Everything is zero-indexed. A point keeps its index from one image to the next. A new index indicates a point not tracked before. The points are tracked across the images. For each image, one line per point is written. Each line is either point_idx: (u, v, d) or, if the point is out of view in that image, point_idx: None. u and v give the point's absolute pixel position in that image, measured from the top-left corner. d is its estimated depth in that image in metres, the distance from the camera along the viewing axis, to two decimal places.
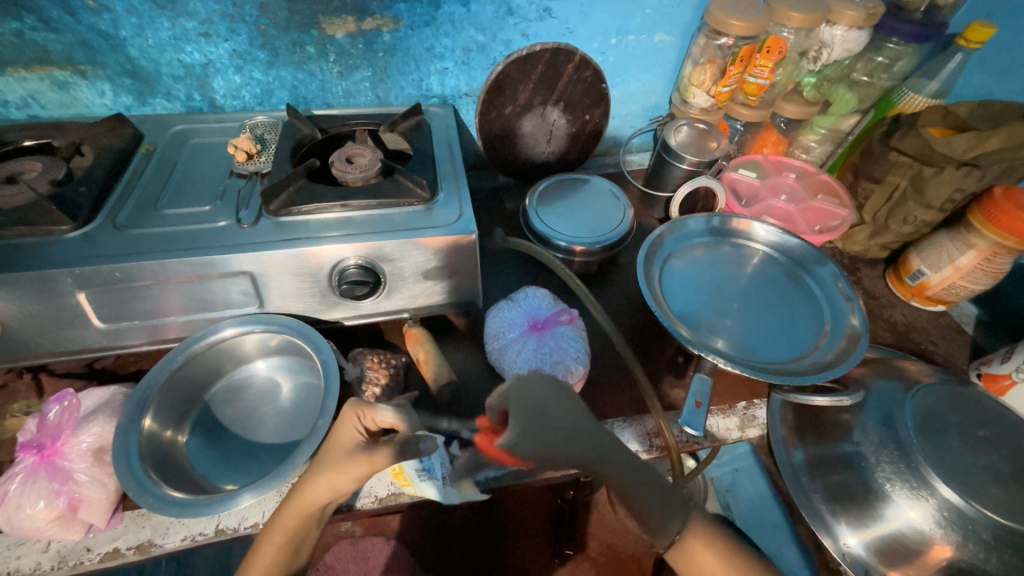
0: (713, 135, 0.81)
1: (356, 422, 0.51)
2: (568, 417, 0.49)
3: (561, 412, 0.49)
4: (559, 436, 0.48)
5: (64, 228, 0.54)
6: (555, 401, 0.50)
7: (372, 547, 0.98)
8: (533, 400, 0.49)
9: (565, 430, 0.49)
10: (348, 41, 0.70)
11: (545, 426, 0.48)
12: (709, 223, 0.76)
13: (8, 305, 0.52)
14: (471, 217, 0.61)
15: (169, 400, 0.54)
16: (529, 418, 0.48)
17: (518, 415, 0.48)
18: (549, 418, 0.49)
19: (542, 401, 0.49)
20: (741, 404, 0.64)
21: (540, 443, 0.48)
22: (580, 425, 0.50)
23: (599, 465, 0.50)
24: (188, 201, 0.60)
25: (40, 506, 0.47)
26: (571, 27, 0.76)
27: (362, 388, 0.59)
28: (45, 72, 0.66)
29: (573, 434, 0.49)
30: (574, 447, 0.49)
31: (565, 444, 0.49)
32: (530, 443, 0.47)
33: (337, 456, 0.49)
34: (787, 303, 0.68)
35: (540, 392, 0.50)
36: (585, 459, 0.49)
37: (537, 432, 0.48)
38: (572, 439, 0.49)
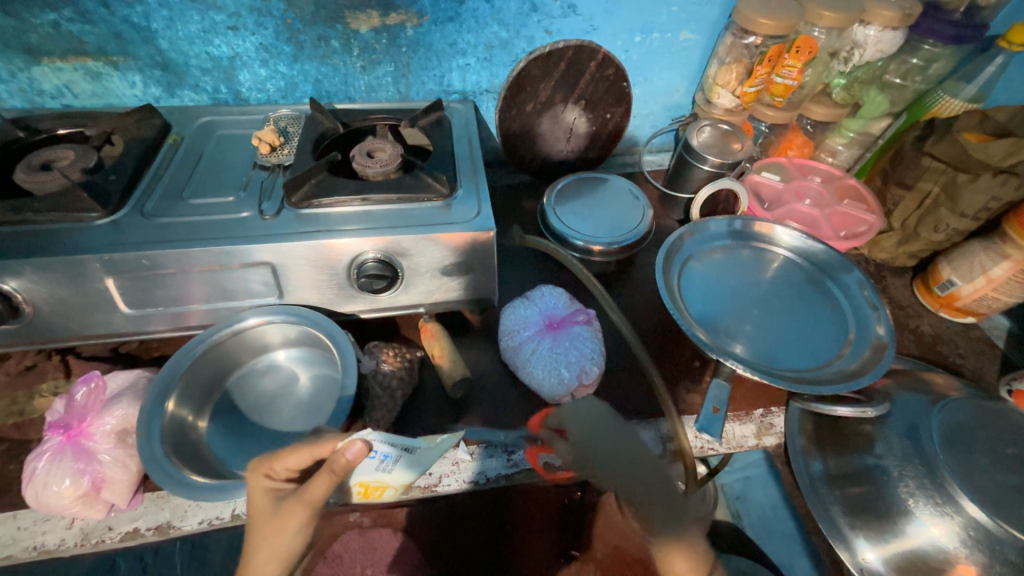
0: (737, 136, 0.80)
1: (266, 481, 0.46)
2: (623, 436, 0.55)
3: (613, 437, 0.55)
4: (614, 456, 0.54)
5: (95, 215, 0.56)
6: (613, 423, 0.56)
7: (379, 539, 0.98)
8: (592, 420, 0.56)
9: (619, 450, 0.54)
10: (372, 36, 0.71)
11: (599, 443, 0.54)
12: (731, 225, 0.74)
13: (39, 289, 0.53)
14: (489, 214, 0.61)
15: (193, 384, 0.56)
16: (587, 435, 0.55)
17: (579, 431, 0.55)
18: (604, 435, 0.55)
19: (599, 421, 0.56)
20: (758, 411, 0.62)
21: (598, 457, 0.54)
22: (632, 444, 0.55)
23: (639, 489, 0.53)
24: (212, 192, 0.61)
25: (66, 484, 0.48)
26: (595, 24, 0.75)
27: (377, 381, 0.59)
28: (79, 62, 0.67)
29: (625, 454, 0.54)
30: (626, 467, 0.54)
31: (619, 464, 0.54)
32: (589, 456, 0.54)
33: (266, 523, 0.46)
34: (809, 311, 0.67)
35: (598, 411, 0.57)
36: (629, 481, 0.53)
37: (597, 445, 0.54)
38: (623, 457, 0.54)
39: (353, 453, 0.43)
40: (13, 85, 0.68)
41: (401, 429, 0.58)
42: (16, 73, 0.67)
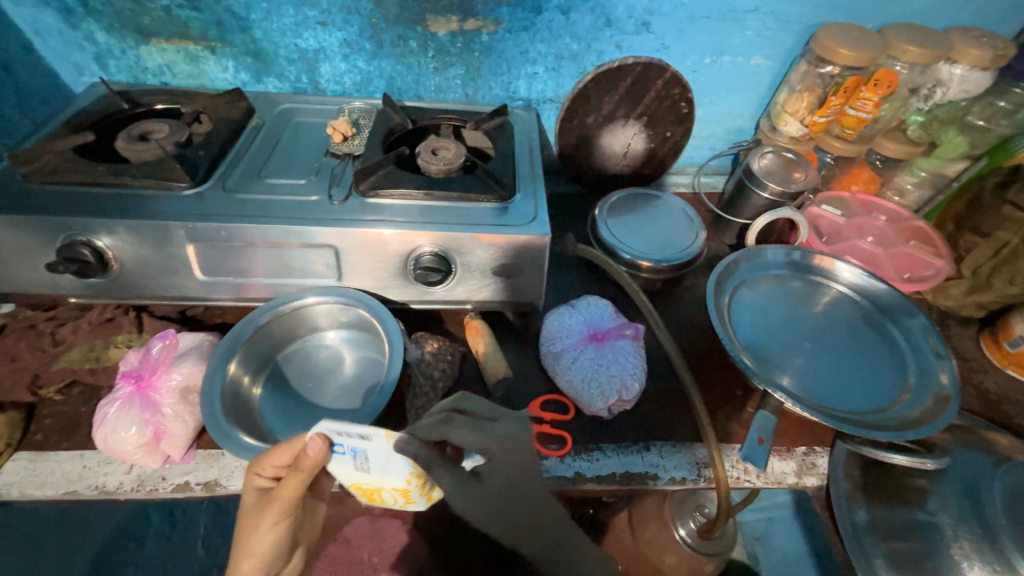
0: (800, 165, 0.78)
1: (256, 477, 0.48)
2: (531, 483, 0.52)
3: (508, 505, 0.52)
4: (518, 510, 0.52)
5: (182, 186, 0.60)
6: (523, 464, 0.51)
7: (389, 529, 0.99)
8: (500, 462, 0.51)
9: (524, 503, 0.52)
10: (448, 39, 0.74)
11: (508, 495, 0.52)
12: (789, 256, 0.73)
13: (127, 248, 0.57)
14: (545, 219, 0.63)
15: (252, 352, 0.59)
16: (492, 480, 0.51)
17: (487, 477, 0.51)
18: (507, 481, 0.51)
19: (506, 466, 0.51)
20: (799, 449, 0.60)
21: (499, 513, 0.52)
22: (541, 494, 0.52)
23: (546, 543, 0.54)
24: (287, 174, 0.65)
25: (132, 432, 0.52)
26: (667, 43, 0.75)
27: (422, 368, 0.61)
28: (182, 45, 0.73)
29: (528, 505, 0.52)
30: (530, 520, 0.53)
31: (521, 516, 0.53)
32: (486, 507, 0.52)
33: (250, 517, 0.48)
34: (866, 352, 0.64)
35: (503, 447, 0.50)
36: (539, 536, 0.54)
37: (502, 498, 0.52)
38: (531, 511, 0.53)
39: (312, 449, 0.42)
40: (122, 62, 0.74)
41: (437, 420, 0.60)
42: (127, 51, 0.73)
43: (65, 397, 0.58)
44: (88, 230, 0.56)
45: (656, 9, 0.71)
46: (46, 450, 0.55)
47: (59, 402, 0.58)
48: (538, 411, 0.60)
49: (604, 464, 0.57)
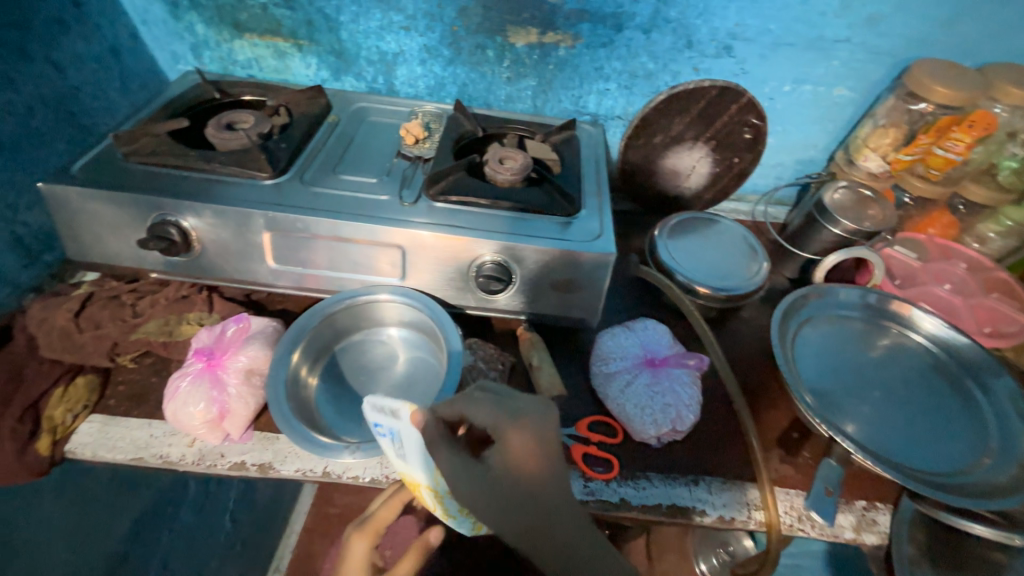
0: (877, 203, 0.75)
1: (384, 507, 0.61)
2: (558, 478, 0.44)
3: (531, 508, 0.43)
4: (531, 512, 0.43)
5: (264, 176, 0.62)
6: (546, 455, 0.43)
7: None
8: (518, 447, 0.43)
9: (542, 505, 0.43)
10: (525, 51, 0.74)
11: (522, 490, 0.43)
12: (863, 298, 0.69)
13: (209, 231, 0.60)
14: (610, 238, 0.62)
15: (314, 343, 0.61)
16: (506, 471, 0.43)
17: (499, 464, 0.43)
18: (521, 473, 0.43)
19: (524, 454, 0.43)
20: (860, 503, 0.56)
21: (512, 516, 0.43)
22: (561, 493, 0.44)
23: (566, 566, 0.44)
24: (360, 172, 0.67)
25: (200, 407, 0.54)
26: (747, 68, 0.74)
27: (472, 376, 0.61)
28: (272, 41, 0.76)
29: (546, 507, 0.44)
30: (545, 526, 0.44)
31: (536, 522, 0.43)
32: (497, 503, 0.42)
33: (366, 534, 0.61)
34: (942, 409, 0.60)
35: (523, 429, 0.43)
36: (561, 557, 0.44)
37: (516, 496, 0.43)
38: (548, 516, 0.44)
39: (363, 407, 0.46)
40: (216, 53, 0.79)
41: None
42: (221, 44, 0.77)
43: (138, 365, 0.62)
44: (177, 211, 0.58)
45: (740, 33, 0.70)
46: (117, 415, 0.58)
47: (132, 370, 0.62)
48: (585, 431, 0.59)
49: (651, 493, 0.56)
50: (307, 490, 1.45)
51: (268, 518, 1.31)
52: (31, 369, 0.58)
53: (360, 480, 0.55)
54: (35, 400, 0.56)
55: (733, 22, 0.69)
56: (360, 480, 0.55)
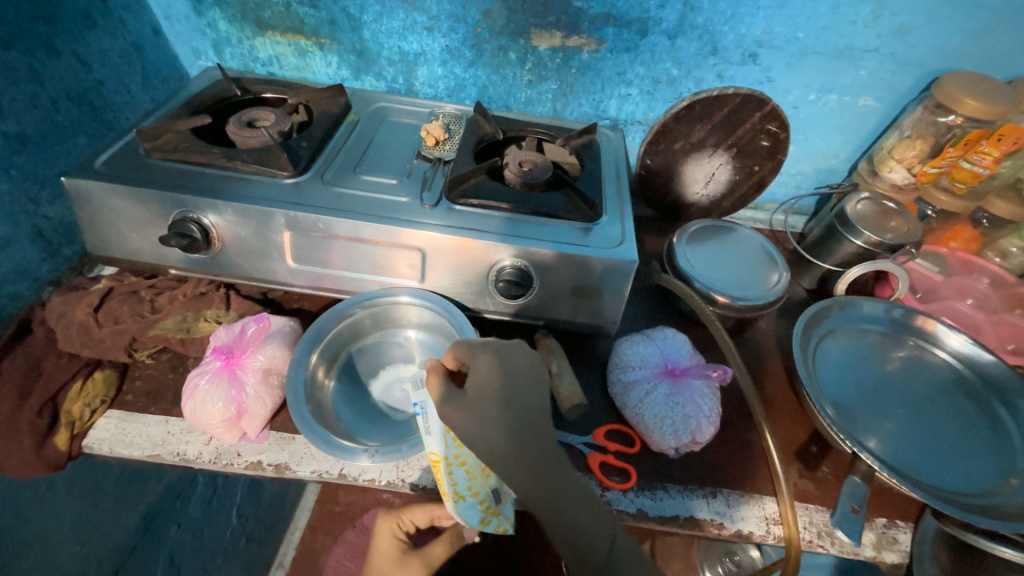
0: (900, 215, 0.73)
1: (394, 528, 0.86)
2: (535, 407, 0.45)
3: (499, 431, 0.43)
4: (502, 435, 0.43)
5: (284, 174, 0.62)
6: (519, 382, 0.46)
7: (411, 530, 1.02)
8: (492, 370, 0.45)
9: (513, 429, 0.43)
10: (548, 54, 0.74)
11: (494, 412, 0.44)
12: (888, 312, 0.69)
13: (229, 228, 0.60)
14: (632, 245, 0.61)
15: (332, 345, 0.61)
16: (478, 395, 0.45)
17: (473, 385, 0.45)
18: (497, 395, 0.44)
19: (497, 377, 0.45)
20: (880, 520, 0.56)
21: (482, 434, 0.43)
22: (536, 420, 0.44)
23: (535, 496, 0.43)
24: (381, 173, 0.67)
25: (218, 406, 0.54)
26: (772, 75, 0.73)
27: None
28: (294, 39, 0.76)
29: (516, 432, 0.43)
30: (519, 454, 0.43)
31: (506, 446, 0.43)
32: (469, 422, 0.44)
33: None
34: (968, 427, 0.60)
35: (501, 360, 0.46)
36: (530, 485, 0.43)
37: (486, 416, 0.44)
38: (519, 444, 0.43)
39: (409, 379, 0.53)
40: (237, 50, 0.78)
41: None
42: (243, 41, 0.77)
43: (156, 362, 0.62)
44: (198, 208, 0.58)
45: (767, 41, 0.70)
46: (135, 411, 0.58)
47: (150, 366, 0.62)
48: (602, 440, 0.59)
49: (668, 505, 0.55)
50: (312, 489, 1.45)
51: (273, 514, 1.32)
52: (51, 362, 0.59)
53: (375, 483, 0.55)
54: (54, 394, 0.56)
55: (761, 29, 0.69)
56: (376, 483, 0.55)
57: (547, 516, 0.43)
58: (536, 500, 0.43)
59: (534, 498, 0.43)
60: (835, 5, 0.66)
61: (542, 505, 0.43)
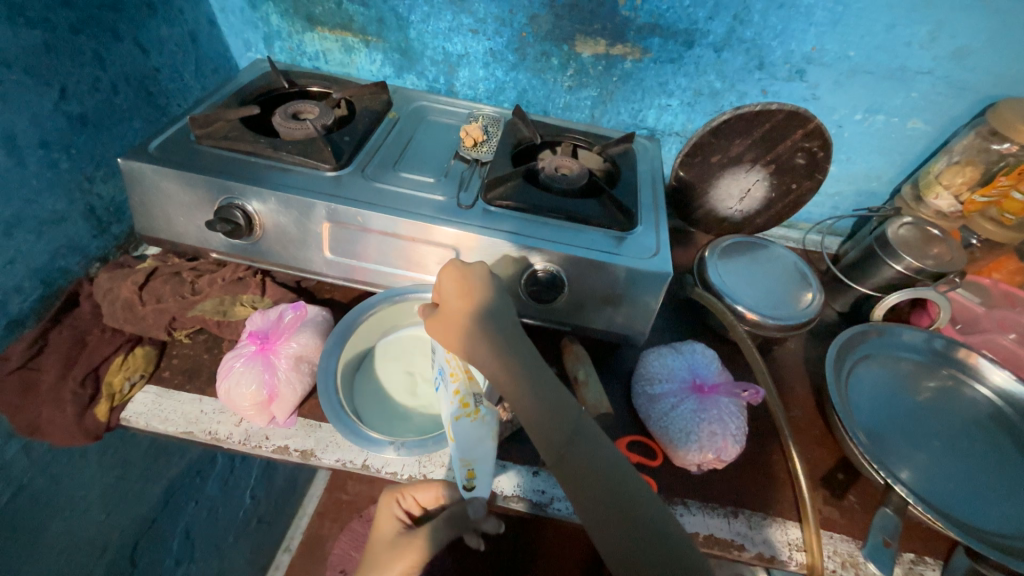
0: (944, 242, 0.71)
1: (395, 505, 0.57)
2: (504, 319, 0.49)
3: (473, 339, 0.48)
4: (477, 343, 0.48)
5: (326, 167, 0.63)
6: (486, 297, 0.50)
7: None
8: (461, 288, 0.50)
9: (494, 335, 0.48)
10: (591, 61, 0.74)
11: (468, 324, 0.49)
12: (928, 343, 0.68)
13: (271, 216, 0.62)
14: (667, 256, 0.61)
15: (362, 336, 0.62)
16: (453, 310, 0.50)
17: (453, 302, 0.50)
18: (467, 309, 0.49)
19: (467, 294, 0.50)
20: (908, 555, 0.54)
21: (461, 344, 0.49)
22: (507, 330, 0.49)
23: (509, 392, 0.47)
24: (419, 171, 0.68)
25: (251, 389, 0.55)
26: (818, 93, 0.72)
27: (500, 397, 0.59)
28: (342, 36, 0.78)
29: (487, 340, 0.48)
30: (491, 358, 0.47)
31: (481, 352, 0.48)
32: (450, 334, 0.50)
33: (385, 550, 0.57)
34: (1007, 467, 0.57)
35: (470, 279, 0.51)
36: (516, 388, 0.46)
37: (469, 327, 0.49)
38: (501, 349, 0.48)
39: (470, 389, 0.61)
40: (286, 43, 0.80)
41: (521, 437, 0.60)
42: (292, 35, 0.79)
43: (192, 342, 0.64)
44: (243, 195, 0.60)
45: (817, 58, 0.69)
46: (171, 388, 0.59)
47: (187, 346, 0.64)
48: (624, 450, 0.59)
49: (688, 521, 0.55)
50: (321, 476, 1.47)
51: (283, 499, 1.33)
52: (94, 336, 0.61)
53: (397, 477, 0.56)
54: (96, 366, 0.59)
55: (811, 46, 0.68)
56: (398, 476, 0.55)
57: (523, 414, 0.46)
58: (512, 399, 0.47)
59: (521, 401, 0.46)
60: (891, 24, 0.64)
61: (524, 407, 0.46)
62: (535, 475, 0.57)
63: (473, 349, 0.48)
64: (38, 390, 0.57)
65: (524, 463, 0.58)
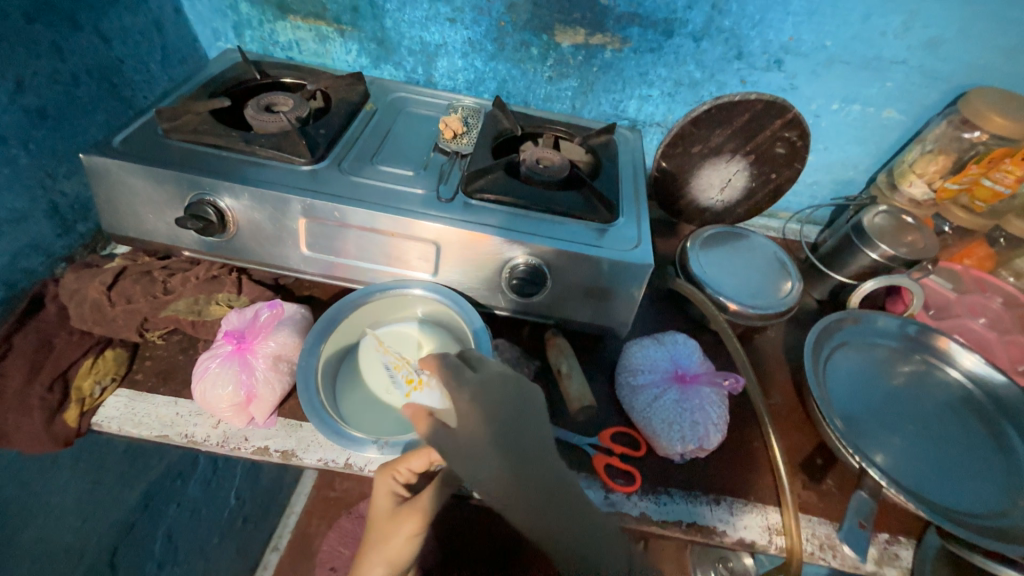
0: (918, 230, 0.73)
1: (392, 479, 0.53)
2: (526, 438, 0.46)
3: (490, 463, 0.44)
4: (496, 468, 0.44)
5: (301, 161, 0.61)
6: (500, 416, 0.45)
7: None
8: (473, 409, 0.45)
9: (518, 467, 0.45)
10: (571, 51, 0.73)
11: (487, 446, 0.44)
12: (902, 328, 0.69)
13: (244, 211, 0.60)
14: (648, 247, 0.61)
15: (343, 333, 0.61)
16: (465, 429, 0.45)
17: (468, 426, 0.45)
18: (479, 431, 0.45)
19: (486, 414, 0.45)
20: (882, 536, 0.55)
21: (478, 467, 0.44)
22: (529, 452, 0.45)
23: (532, 518, 0.45)
24: (397, 163, 0.66)
25: (228, 390, 0.54)
26: (796, 83, 0.73)
27: None
28: (315, 25, 0.76)
29: (512, 464, 0.44)
30: (518, 487, 0.44)
31: (502, 480, 0.44)
32: (463, 457, 0.45)
33: (385, 522, 0.55)
34: (975, 448, 0.59)
35: (480, 393, 0.45)
36: (539, 521, 0.45)
37: (483, 455, 0.44)
38: (493, 461, 0.44)
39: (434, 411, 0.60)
40: (257, 33, 0.78)
41: None
42: (264, 24, 0.77)
43: (166, 342, 0.62)
44: (214, 190, 0.58)
45: (794, 48, 0.69)
46: (145, 391, 0.58)
47: (161, 347, 0.62)
48: (608, 441, 0.59)
49: (671, 509, 0.55)
50: (308, 474, 1.45)
51: (269, 499, 1.31)
52: (61, 339, 0.59)
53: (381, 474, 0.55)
54: (64, 370, 0.57)
55: (788, 35, 0.68)
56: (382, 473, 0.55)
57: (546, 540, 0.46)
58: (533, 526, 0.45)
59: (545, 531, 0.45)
60: (866, 14, 0.65)
61: (549, 539, 0.45)
62: None
63: (494, 473, 0.44)
64: (3, 397, 0.54)
65: None
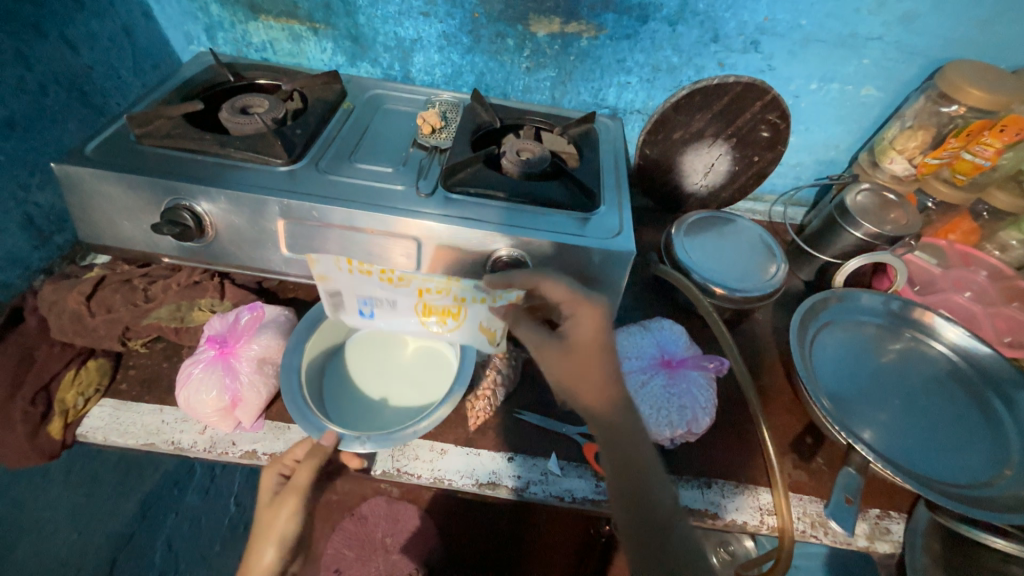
0: (900, 207, 0.73)
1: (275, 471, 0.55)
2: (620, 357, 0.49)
3: (601, 363, 0.48)
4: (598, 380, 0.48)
5: (278, 162, 0.61)
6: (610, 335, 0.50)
7: (402, 512, 1.16)
8: (593, 324, 0.49)
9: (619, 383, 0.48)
10: (547, 40, 0.73)
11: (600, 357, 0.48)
12: (886, 305, 0.69)
13: (222, 215, 0.59)
14: (630, 234, 0.60)
15: (327, 335, 0.61)
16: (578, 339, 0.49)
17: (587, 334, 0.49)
18: (591, 343, 0.49)
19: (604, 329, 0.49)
20: (873, 511, 0.56)
21: (578, 375, 0.48)
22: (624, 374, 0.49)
23: (620, 430, 0.46)
24: (376, 160, 0.66)
25: (212, 395, 0.53)
26: (773, 64, 0.72)
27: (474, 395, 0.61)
28: (288, 24, 0.75)
29: (616, 378, 0.48)
30: (615, 399, 0.47)
31: (601, 390, 0.47)
32: (565, 364, 0.49)
33: (264, 509, 0.56)
34: (960, 419, 0.60)
35: (596, 313, 0.50)
36: (628, 442, 0.46)
37: (598, 361, 0.48)
38: (591, 367, 0.48)
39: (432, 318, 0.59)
40: (230, 35, 0.77)
41: (495, 424, 0.61)
42: (235, 25, 0.76)
43: (150, 351, 0.62)
44: (190, 195, 0.57)
45: (770, 28, 0.68)
46: (129, 400, 0.57)
47: (144, 355, 0.62)
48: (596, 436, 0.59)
49: None
50: None
51: None
52: (43, 351, 0.59)
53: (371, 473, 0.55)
54: (47, 382, 0.56)
55: (763, 16, 0.67)
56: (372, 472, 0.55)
57: (627, 463, 0.45)
58: (616, 444, 0.46)
59: (621, 456, 0.46)
60: None
61: (630, 469, 0.45)
62: (511, 461, 0.58)
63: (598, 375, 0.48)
64: None
65: (497, 452, 0.58)
